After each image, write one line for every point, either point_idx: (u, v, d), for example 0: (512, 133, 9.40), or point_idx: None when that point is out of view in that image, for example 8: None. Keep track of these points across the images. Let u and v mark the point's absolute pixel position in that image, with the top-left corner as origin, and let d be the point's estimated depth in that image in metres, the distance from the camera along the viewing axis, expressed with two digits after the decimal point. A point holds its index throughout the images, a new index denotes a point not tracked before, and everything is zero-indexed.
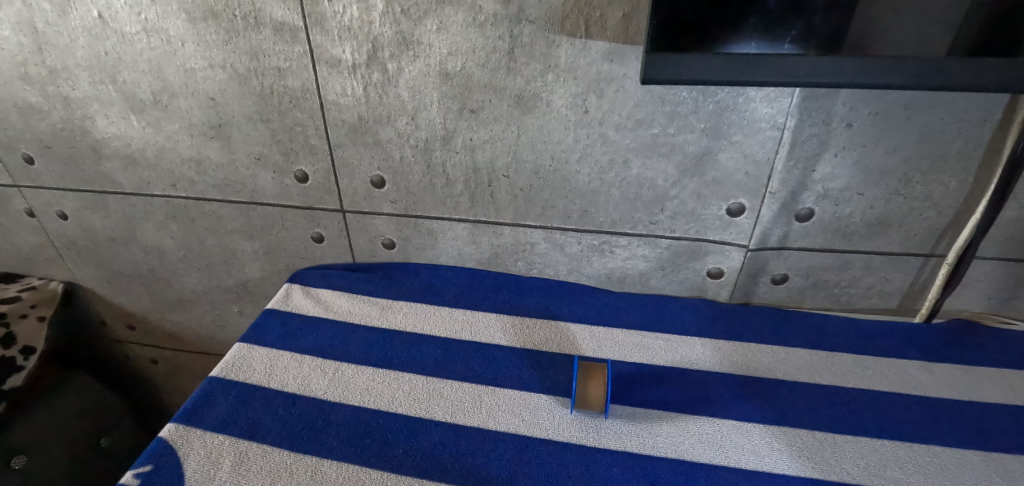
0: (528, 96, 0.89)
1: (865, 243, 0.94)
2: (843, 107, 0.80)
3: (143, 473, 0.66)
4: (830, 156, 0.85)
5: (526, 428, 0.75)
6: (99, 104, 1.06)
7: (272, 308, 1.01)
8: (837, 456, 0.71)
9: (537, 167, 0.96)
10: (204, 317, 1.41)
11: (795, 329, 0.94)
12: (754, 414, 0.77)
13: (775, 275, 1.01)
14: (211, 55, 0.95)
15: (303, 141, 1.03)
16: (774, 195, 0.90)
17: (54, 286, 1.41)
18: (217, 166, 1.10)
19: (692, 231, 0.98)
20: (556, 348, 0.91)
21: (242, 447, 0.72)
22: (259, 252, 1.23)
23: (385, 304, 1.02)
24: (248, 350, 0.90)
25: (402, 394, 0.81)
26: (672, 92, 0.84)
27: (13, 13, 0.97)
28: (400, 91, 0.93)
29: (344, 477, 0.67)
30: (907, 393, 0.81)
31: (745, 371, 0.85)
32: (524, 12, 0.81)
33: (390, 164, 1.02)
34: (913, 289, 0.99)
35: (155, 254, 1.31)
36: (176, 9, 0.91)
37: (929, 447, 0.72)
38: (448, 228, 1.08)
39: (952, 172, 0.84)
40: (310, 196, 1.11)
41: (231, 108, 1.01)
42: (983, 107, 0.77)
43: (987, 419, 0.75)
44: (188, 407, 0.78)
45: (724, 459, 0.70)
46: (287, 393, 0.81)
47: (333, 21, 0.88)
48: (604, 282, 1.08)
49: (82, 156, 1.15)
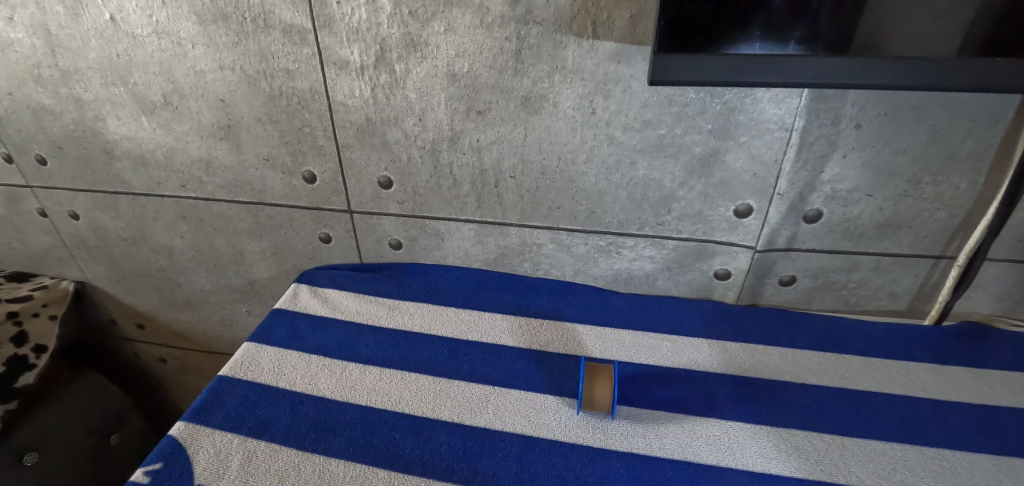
0: (535, 97, 0.89)
1: (874, 244, 0.93)
2: (852, 107, 0.80)
3: (153, 471, 0.67)
4: (839, 157, 0.85)
5: (532, 428, 0.75)
6: (111, 106, 1.08)
7: (280, 308, 1.02)
8: (845, 458, 0.70)
9: (543, 168, 0.97)
10: (212, 317, 1.42)
11: (804, 331, 0.94)
12: (760, 417, 0.77)
13: (783, 277, 1.00)
14: (221, 57, 0.96)
15: (311, 142, 1.04)
16: (782, 196, 0.90)
17: (66, 286, 1.42)
18: (227, 167, 1.11)
19: (699, 232, 0.98)
20: (562, 349, 0.91)
21: (251, 445, 0.72)
22: (267, 252, 1.24)
23: (391, 304, 1.02)
24: (257, 350, 0.91)
25: (409, 394, 0.81)
26: (679, 93, 0.84)
27: (27, 16, 0.98)
28: (407, 92, 0.93)
29: (351, 476, 0.67)
30: (915, 396, 0.80)
31: (752, 372, 0.85)
32: (531, 13, 0.82)
33: (397, 165, 1.03)
34: (923, 290, 0.98)
35: (165, 254, 1.32)
36: (187, 12, 0.92)
37: (940, 451, 0.71)
38: (454, 228, 1.09)
39: (963, 173, 0.83)
40: (317, 196, 1.11)
41: (240, 110, 1.02)
42: (994, 107, 0.77)
43: (998, 422, 0.75)
44: (196, 406, 0.78)
45: (732, 461, 0.70)
46: (295, 393, 0.82)
47: (341, 23, 0.88)
48: (610, 283, 1.09)
49: (93, 157, 1.16)
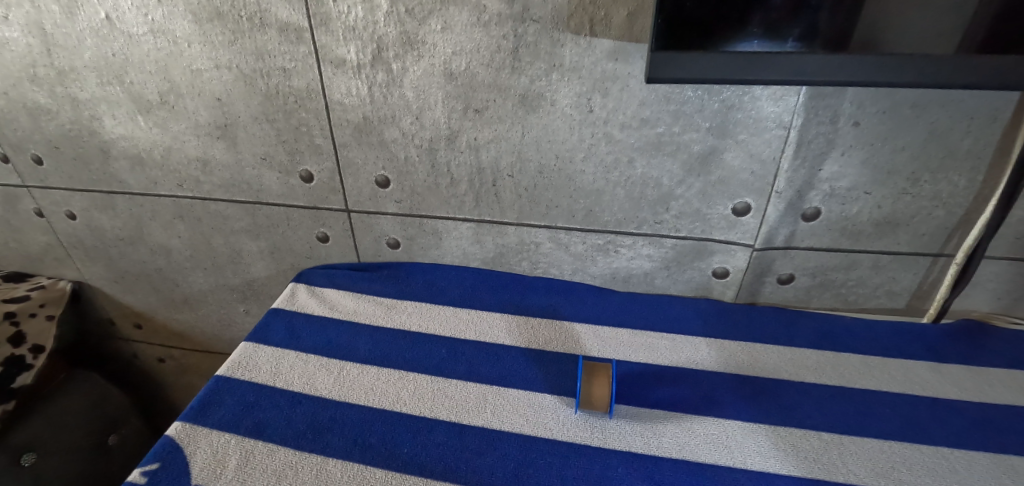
0: (532, 96, 0.89)
1: (873, 243, 0.93)
2: (850, 105, 0.79)
3: (151, 471, 0.67)
4: (837, 155, 0.84)
5: (530, 428, 0.75)
6: (107, 105, 1.07)
7: (278, 308, 1.02)
8: (843, 457, 0.70)
9: (541, 167, 0.96)
10: (210, 316, 1.42)
11: (802, 329, 0.94)
12: (759, 415, 0.77)
13: (781, 276, 1.00)
14: (218, 56, 0.96)
15: (308, 141, 1.03)
16: (780, 195, 0.90)
17: (64, 286, 1.42)
18: (224, 167, 1.11)
19: (698, 230, 0.97)
20: (560, 348, 0.90)
21: (248, 445, 0.72)
22: (264, 252, 1.24)
23: (389, 303, 1.02)
24: (254, 349, 0.90)
25: (407, 394, 0.81)
26: (677, 91, 0.83)
27: (22, 15, 0.98)
28: (405, 91, 0.93)
29: (348, 476, 0.67)
30: (914, 394, 0.80)
31: (751, 371, 0.85)
32: (528, 11, 0.81)
33: (395, 164, 1.02)
34: (922, 289, 0.98)
35: (163, 254, 1.31)
36: (183, 10, 0.91)
37: (938, 448, 0.71)
38: (452, 228, 1.08)
39: (962, 171, 0.83)
40: (315, 195, 1.11)
41: (237, 109, 1.02)
42: (993, 105, 0.76)
43: (996, 420, 0.75)
44: (194, 406, 0.78)
45: (730, 460, 0.70)
46: (292, 393, 0.81)
47: (337, 22, 0.88)
48: (609, 281, 1.08)
49: (90, 157, 1.16)
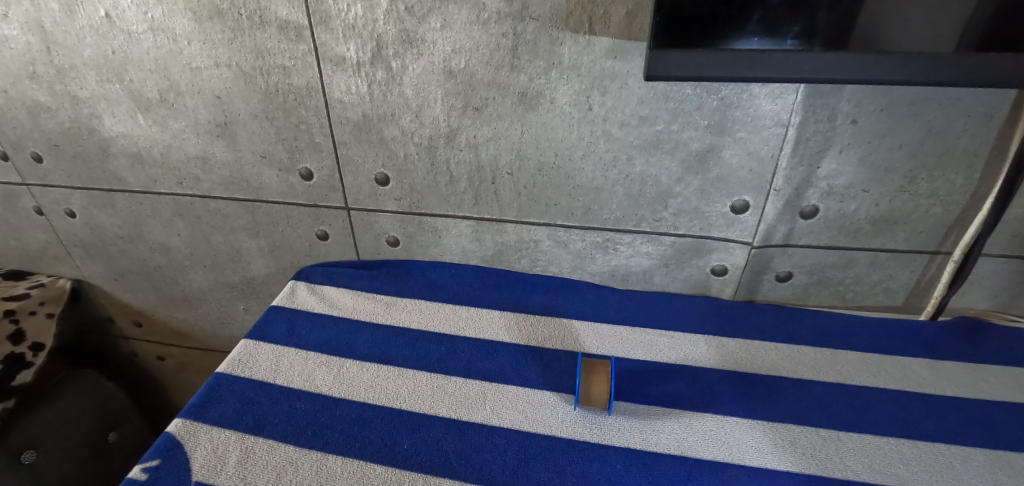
0: (531, 94, 0.89)
1: (871, 240, 0.94)
2: (848, 103, 0.80)
3: (152, 467, 0.67)
4: (835, 153, 0.85)
5: (530, 424, 0.75)
6: (106, 103, 1.07)
7: (278, 305, 1.02)
8: (841, 453, 0.70)
9: (540, 164, 0.97)
10: (210, 314, 1.42)
11: (801, 327, 0.94)
12: (756, 412, 0.77)
13: (780, 273, 1.01)
14: (217, 54, 0.96)
15: (308, 139, 1.03)
16: (778, 192, 0.90)
17: (63, 284, 1.43)
18: (223, 164, 1.11)
19: (697, 228, 0.98)
20: (559, 345, 0.91)
21: (249, 442, 0.72)
22: (264, 249, 1.24)
23: (388, 301, 1.02)
24: (254, 346, 0.91)
25: (407, 391, 0.81)
26: (676, 89, 0.84)
27: (21, 13, 0.98)
28: (404, 89, 0.93)
29: (349, 472, 0.67)
30: (911, 390, 0.80)
31: (749, 368, 0.85)
32: (527, 9, 0.81)
33: (394, 162, 1.03)
34: (920, 286, 0.98)
35: (162, 252, 1.32)
36: (182, 8, 0.91)
37: (934, 445, 0.71)
38: (452, 225, 1.08)
39: (959, 168, 0.84)
40: (314, 193, 1.11)
41: (237, 107, 1.02)
42: (990, 103, 0.77)
43: (992, 417, 0.75)
44: (194, 402, 0.78)
45: (729, 456, 0.70)
46: (292, 390, 0.82)
47: (337, 20, 0.88)
48: (608, 279, 1.09)
49: (90, 155, 1.16)
